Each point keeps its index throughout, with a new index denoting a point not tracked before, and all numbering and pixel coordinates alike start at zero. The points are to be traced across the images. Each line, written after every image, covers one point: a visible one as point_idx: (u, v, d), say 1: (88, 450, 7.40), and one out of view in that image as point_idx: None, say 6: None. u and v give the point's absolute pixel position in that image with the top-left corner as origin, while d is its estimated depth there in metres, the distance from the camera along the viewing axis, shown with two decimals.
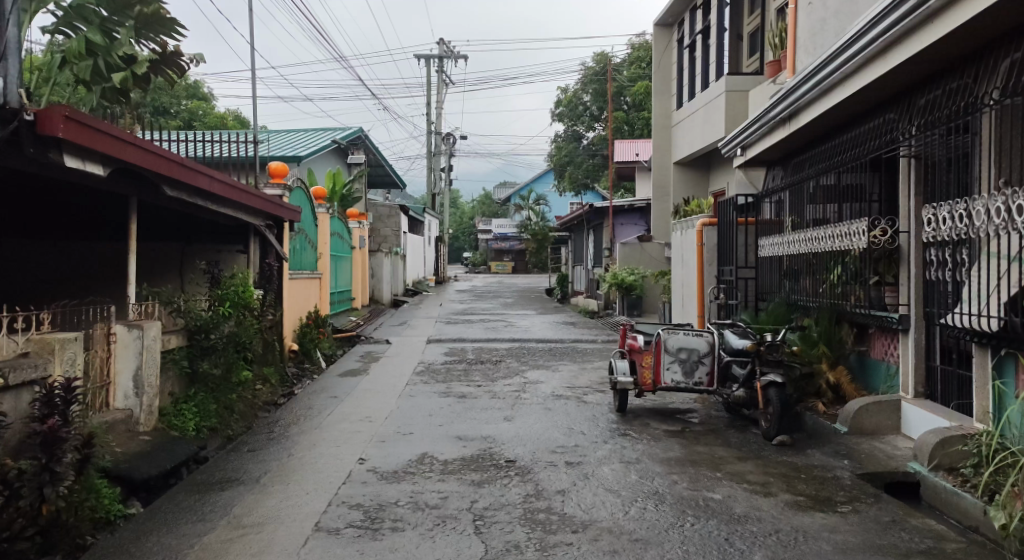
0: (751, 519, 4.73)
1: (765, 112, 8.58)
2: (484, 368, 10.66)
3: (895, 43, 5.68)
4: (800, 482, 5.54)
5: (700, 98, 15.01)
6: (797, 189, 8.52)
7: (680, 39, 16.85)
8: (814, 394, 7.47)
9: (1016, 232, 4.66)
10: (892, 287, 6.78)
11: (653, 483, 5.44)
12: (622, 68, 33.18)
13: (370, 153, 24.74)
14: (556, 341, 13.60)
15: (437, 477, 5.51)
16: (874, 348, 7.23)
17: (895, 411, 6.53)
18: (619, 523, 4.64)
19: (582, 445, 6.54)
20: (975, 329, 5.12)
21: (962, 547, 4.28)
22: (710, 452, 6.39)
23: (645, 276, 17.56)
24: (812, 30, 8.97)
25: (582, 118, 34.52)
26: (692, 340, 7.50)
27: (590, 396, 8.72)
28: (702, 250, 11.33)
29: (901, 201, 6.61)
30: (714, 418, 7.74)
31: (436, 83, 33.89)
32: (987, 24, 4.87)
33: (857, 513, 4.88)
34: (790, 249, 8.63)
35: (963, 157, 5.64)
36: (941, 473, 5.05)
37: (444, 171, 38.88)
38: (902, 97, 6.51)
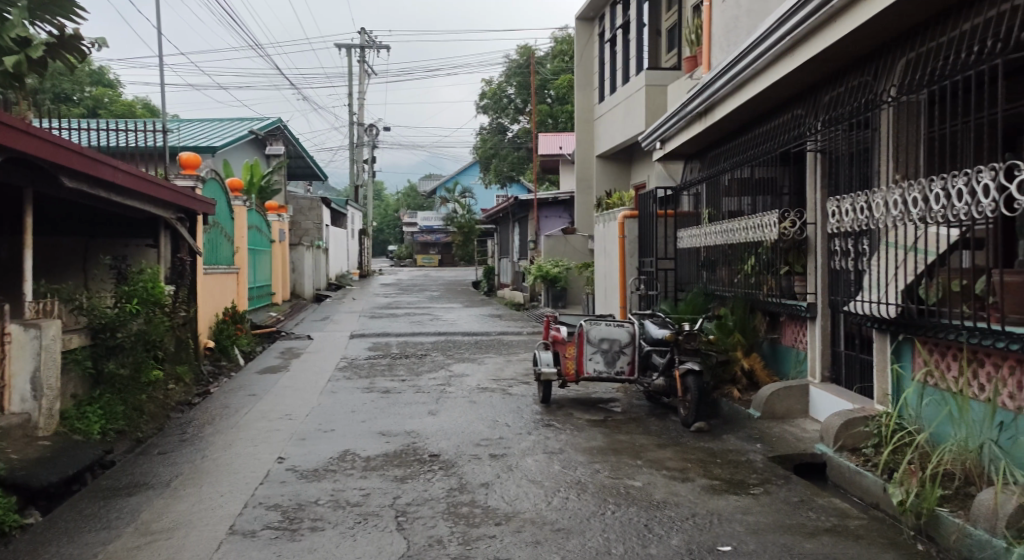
0: (669, 504, 4.86)
1: (682, 106, 8.78)
2: (409, 362, 10.62)
3: (802, 41, 5.89)
4: (716, 466, 5.72)
5: (620, 92, 15.25)
6: (713, 182, 8.74)
7: (601, 35, 17.08)
8: (729, 382, 7.70)
9: (912, 224, 4.87)
10: (801, 277, 7.04)
11: (576, 473, 5.53)
12: (545, 61, 33.56)
13: (291, 144, 24.27)
14: (483, 334, 13.63)
15: (359, 473, 5.46)
16: (786, 335, 7.50)
17: (804, 395, 6.82)
18: (542, 514, 4.69)
19: (506, 437, 6.59)
20: (874, 316, 5.33)
21: (864, 524, 4.49)
22: (631, 440, 6.52)
23: (570, 268, 17.76)
24: (726, 27, 9.23)
25: (507, 110, 34.65)
26: (614, 331, 7.62)
27: (515, 388, 8.77)
28: (624, 242, 11.54)
29: (810, 194, 6.85)
30: (635, 407, 7.89)
31: (358, 73, 33.43)
32: (885, 23, 5.05)
33: (769, 494, 5.07)
34: (708, 240, 8.86)
35: (864, 152, 5.86)
36: (845, 454, 5.28)
37: (368, 162, 38.43)
38: (810, 95, 6.75)
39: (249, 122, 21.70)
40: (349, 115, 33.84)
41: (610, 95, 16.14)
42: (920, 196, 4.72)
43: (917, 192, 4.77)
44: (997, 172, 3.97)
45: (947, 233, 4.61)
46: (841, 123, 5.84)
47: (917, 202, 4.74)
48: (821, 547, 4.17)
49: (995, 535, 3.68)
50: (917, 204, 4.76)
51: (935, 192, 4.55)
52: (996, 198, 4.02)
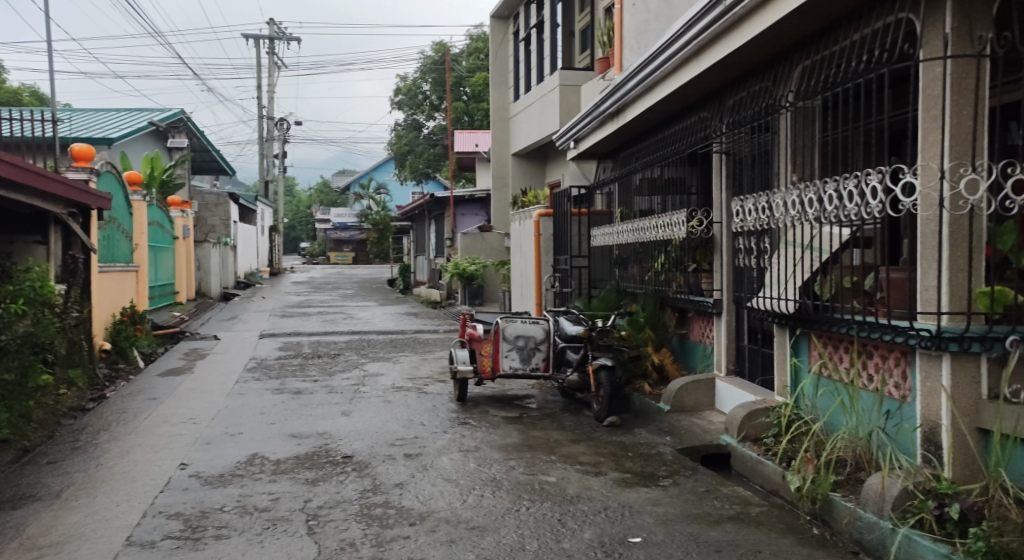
0: (582, 499, 4.95)
1: (595, 106, 8.92)
2: (322, 361, 10.44)
3: (708, 45, 6.07)
4: (628, 459, 5.87)
5: (535, 91, 15.39)
6: (625, 181, 8.91)
7: (516, 34, 17.19)
8: (640, 376, 7.90)
9: (808, 224, 5.10)
10: (707, 274, 7.30)
11: (491, 470, 5.56)
12: (460, 58, 33.54)
13: (195, 137, 23.49)
14: (398, 332, 13.54)
15: (268, 477, 5.35)
16: (693, 330, 7.72)
17: (711, 388, 7.05)
18: (457, 512, 4.71)
19: (421, 436, 6.58)
20: (774, 311, 5.55)
21: (765, 510, 4.70)
22: (546, 436, 6.61)
23: (486, 265, 17.83)
24: (636, 30, 9.46)
25: (422, 106, 34.48)
26: (529, 328, 7.69)
27: (431, 386, 8.76)
28: (539, 240, 11.65)
29: (716, 193, 7.07)
30: (550, 403, 7.99)
31: (266, 65, 32.61)
32: (782, 31, 5.25)
33: (677, 485, 5.24)
34: (620, 238, 9.06)
35: (765, 154, 6.09)
36: (748, 444, 5.50)
37: (278, 157, 37.57)
38: (716, 98, 6.97)
39: (149, 113, 20.91)
40: (257, 107, 33.00)
41: (525, 94, 16.25)
42: (815, 197, 4.94)
43: (812, 193, 4.98)
44: (885, 175, 4.20)
45: (841, 232, 4.84)
46: (744, 126, 6.05)
47: (813, 203, 4.95)
48: (725, 534, 4.33)
49: (882, 516, 3.90)
50: (813, 204, 4.96)
51: (829, 193, 4.76)
52: (883, 199, 4.25)
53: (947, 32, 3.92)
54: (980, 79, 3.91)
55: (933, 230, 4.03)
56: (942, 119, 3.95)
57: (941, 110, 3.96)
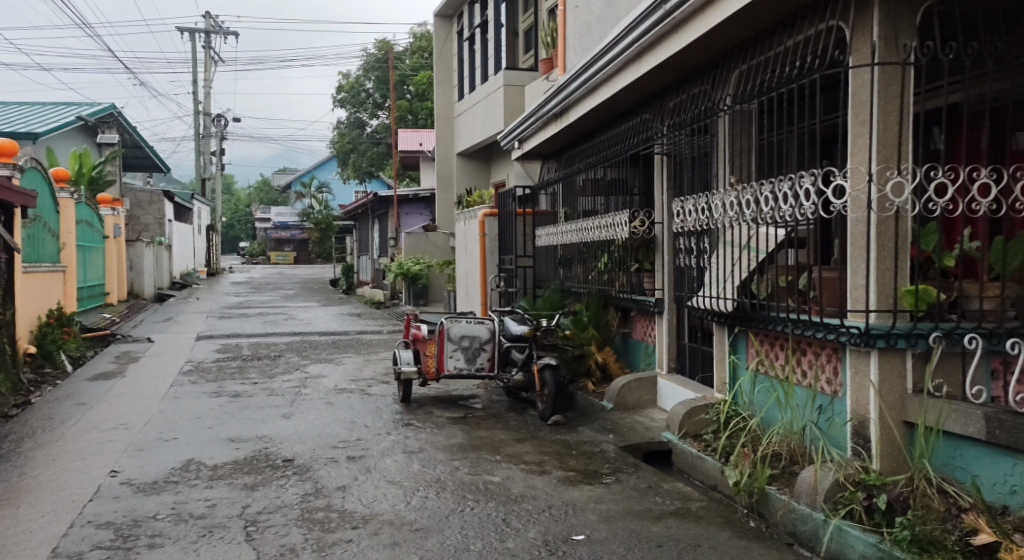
0: (526, 498, 4.98)
1: (539, 106, 8.97)
2: (261, 364, 10.25)
3: (649, 48, 6.16)
4: (571, 457, 5.93)
5: (479, 91, 15.39)
6: (569, 182, 8.98)
7: (459, 33, 17.14)
8: (584, 375, 7.98)
9: (745, 224, 5.21)
10: (649, 274, 7.41)
11: (435, 471, 5.56)
12: (404, 56, 33.32)
13: (127, 132, 22.82)
14: (340, 333, 13.38)
15: (205, 483, 5.24)
16: (636, 329, 7.83)
17: (653, 386, 7.16)
18: (401, 514, 4.69)
19: (364, 438, 6.52)
20: (714, 310, 5.66)
21: (704, 505, 4.79)
22: (490, 436, 6.62)
23: (431, 265, 17.75)
24: (580, 32, 9.53)
25: (365, 105, 34.15)
26: (473, 328, 7.64)
27: (374, 388, 8.68)
28: (484, 240, 11.64)
29: (657, 194, 7.18)
30: (495, 403, 8.00)
31: (202, 59, 31.89)
32: (719, 36, 5.36)
33: (620, 482, 5.30)
34: (564, 238, 9.13)
35: (704, 156, 6.19)
36: (688, 440, 5.60)
37: (216, 154, 36.78)
38: (657, 100, 7.07)
39: (77, 107, 20.23)
40: (193, 103, 32.24)
41: (469, 93, 16.23)
42: (752, 198, 5.04)
43: (749, 195, 5.08)
44: (817, 178, 4.32)
45: (776, 233, 4.96)
46: (684, 128, 6.16)
47: (750, 204, 5.06)
48: (666, 530, 4.40)
49: (815, 509, 4.02)
50: (750, 205, 5.07)
51: (765, 195, 4.87)
52: (815, 201, 4.37)
53: (875, 40, 4.06)
54: (904, 86, 4.06)
55: (861, 232, 4.16)
56: (869, 125, 4.09)
57: (870, 116, 4.10)
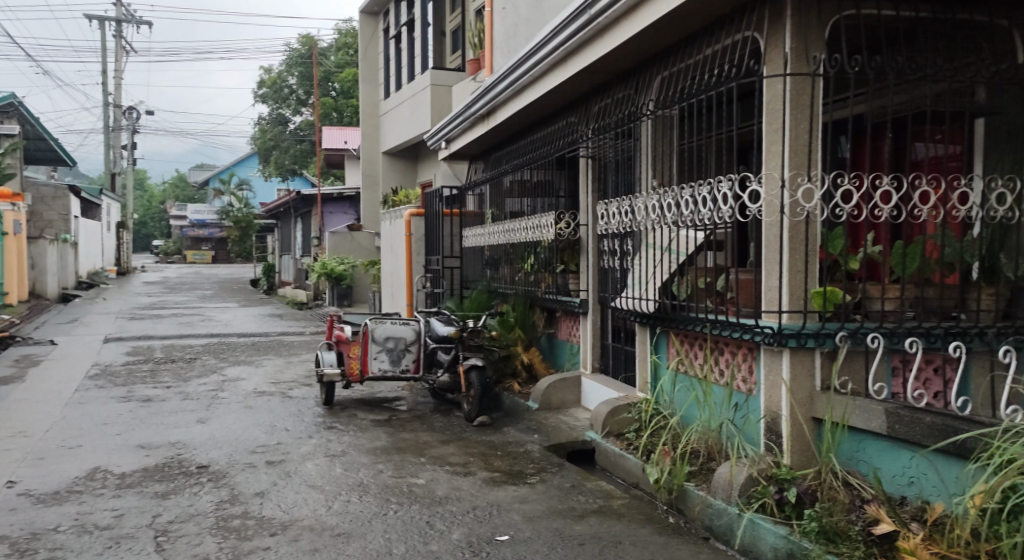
0: (451, 500, 4.96)
1: (466, 107, 8.94)
2: (175, 367, 9.92)
3: (574, 52, 6.22)
4: (496, 458, 5.93)
5: (406, 90, 15.27)
6: (496, 183, 8.99)
7: (385, 30, 16.99)
8: (510, 375, 8.01)
9: (666, 227, 5.29)
10: (574, 275, 7.49)
11: (358, 475, 5.48)
12: (328, 53, 32.88)
13: (29, 123, 21.77)
14: (260, 335, 13.06)
15: (113, 492, 5.04)
16: (561, 330, 7.89)
17: (577, 385, 7.23)
18: (321, 519, 4.61)
19: (284, 442, 6.39)
20: (636, 311, 5.73)
21: (626, 503, 4.87)
22: (415, 438, 6.57)
23: (355, 265, 17.52)
24: (506, 34, 9.56)
25: (288, 100, 33.54)
26: (399, 329, 7.57)
27: (295, 390, 8.52)
28: (410, 240, 11.52)
29: (583, 197, 7.26)
30: (420, 404, 7.94)
31: (112, 48, 30.73)
32: (642, 42, 5.44)
33: (544, 482, 5.33)
34: (491, 239, 9.14)
35: (628, 160, 6.27)
36: (611, 439, 5.67)
37: (128, 149, 35.47)
38: (583, 103, 7.15)
39: None
40: (102, 95, 31.00)
41: (396, 92, 16.08)
42: (673, 202, 5.13)
43: (671, 198, 5.17)
44: (733, 183, 4.43)
45: (696, 236, 5.08)
46: (608, 132, 6.22)
47: (671, 207, 5.15)
48: (588, 528, 4.45)
49: (730, 503, 4.13)
50: (672, 208, 5.15)
51: (686, 199, 4.97)
52: (732, 205, 4.48)
53: (787, 51, 4.19)
54: (814, 96, 4.22)
55: (775, 235, 4.29)
56: (782, 132, 4.22)
57: (782, 123, 4.23)
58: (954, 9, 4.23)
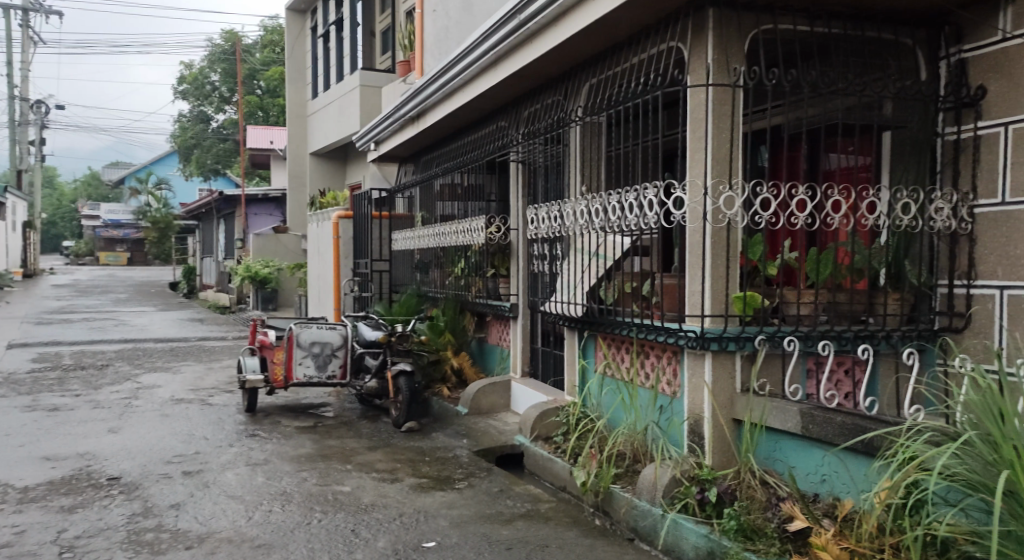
0: (377, 507, 4.88)
1: (395, 108, 8.81)
2: (85, 374, 9.51)
3: (504, 57, 6.21)
4: (425, 464, 5.87)
5: (335, 90, 15.06)
6: (426, 186, 8.92)
7: (313, 29, 16.73)
8: (440, 380, 7.95)
9: (594, 232, 5.32)
10: (505, 279, 7.47)
11: (281, 483, 5.34)
12: (253, 50, 32.20)
13: None
14: (179, 340, 12.65)
15: (14, 508, 4.78)
16: (491, 334, 7.88)
17: (506, 389, 7.22)
18: (241, 531, 4.47)
19: (202, 451, 6.18)
20: (565, 315, 5.74)
21: (554, 506, 4.88)
22: (341, 445, 6.45)
23: (280, 268, 17.18)
24: (437, 36, 9.53)
25: (210, 98, 32.69)
26: (325, 334, 7.42)
27: (215, 398, 8.27)
28: (338, 243, 11.33)
29: (512, 201, 7.26)
30: (347, 410, 7.80)
31: (19, 38, 29.37)
32: (571, 48, 5.48)
33: (472, 487, 5.30)
34: (421, 242, 9.07)
35: (557, 165, 6.29)
36: (540, 443, 5.68)
37: (37, 145, 33.94)
38: (513, 108, 7.15)
39: None
40: (8, 87, 29.59)
41: (324, 92, 15.83)
42: (600, 207, 5.17)
43: (599, 204, 5.20)
44: (659, 190, 4.49)
45: (623, 241, 5.14)
46: (538, 137, 6.23)
47: (599, 213, 5.19)
48: (516, 533, 4.44)
49: (654, 504, 4.18)
50: (600, 213, 5.18)
51: (613, 205, 5.01)
52: (657, 211, 4.54)
53: (709, 62, 4.27)
54: (735, 107, 4.31)
55: (698, 241, 4.34)
56: (705, 141, 4.30)
57: (705, 132, 4.31)
58: (864, 26, 4.41)
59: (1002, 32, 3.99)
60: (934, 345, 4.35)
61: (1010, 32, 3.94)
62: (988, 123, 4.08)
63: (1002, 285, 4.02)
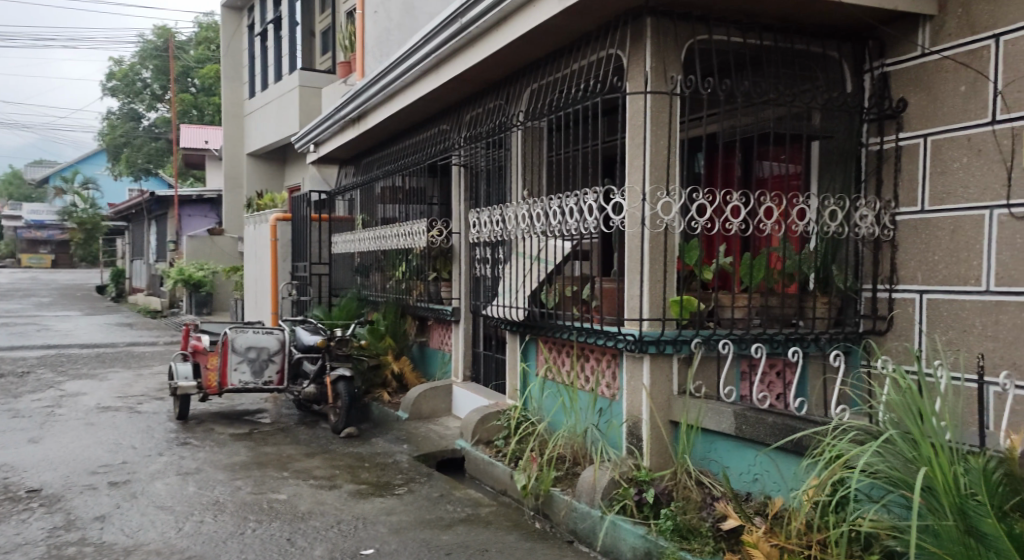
0: (314, 514, 4.82)
1: (335, 110, 8.70)
2: (4, 382, 9.14)
3: (446, 60, 6.19)
4: (364, 470, 5.81)
5: (273, 90, 14.81)
6: (367, 189, 8.83)
7: (250, 27, 16.42)
8: (380, 385, 7.87)
9: (535, 237, 5.35)
10: (447, 283, 7.46)
11: (213, 493, 5.22)
12: (188, 47, 31.46)
13: None
14: (106, 346, 12.26)
15: None
16: (433, 338, 7.85)
17: (448, 393, 7.21)
18: (171, 542, 4.36)
19: (130, 461, 6.00)
20: (507, 319, 5.74)
21: (495, 510, 4.89)
22: (278, 452, 6.34)
23: (216, 271, 16.82)
24: (378, 38, 9.47)
25: (141, 95, 31.84)
26: (262, 338, 7.26)
27: (144, 405, 8.03)
28: (276, 246, 11.14)
29: (454, 205, 7.26)
30: (284, 416, 7.68)
31: None
32: (513, 53, 5.50)
33: (412, 493, 5.27)
34: (361, 245, 8.98)
35: (499, 169, 6.31)
36: (481, 447, 5.68)
37: None
38: (455, 111, 7.14)
39: None
40: None
41: (262, 91, 15.55)
42: (542, 212, 5.21)
43: (540, 208, 5.23)
44: (599, 195, 4.54)
45: (564, 245, 5.17)
46: (480, 141, 6.24)
47: (540, 218, 5.22)
48: (456, 537, 4.43)
49: (593, 506, 4.23)
50: (541, 218, 5.21)
51: (554, 209, 5.05)
52: (597, 216, 4.60)
53: (648, 70, 4.35)
54: (672, 114, 4.40)
55: (637, 246, 4.40)
56: (643, 147, 4.37)
57: (643, 139, 4.38)
58: (792, 38, 4.55)
59: (922, 48, 4.20)
60: (858, 347, 4.51)
61: (928, 48, 4.15)
62: (909, 134, 4.27)
63: (921, 289, 4.21)
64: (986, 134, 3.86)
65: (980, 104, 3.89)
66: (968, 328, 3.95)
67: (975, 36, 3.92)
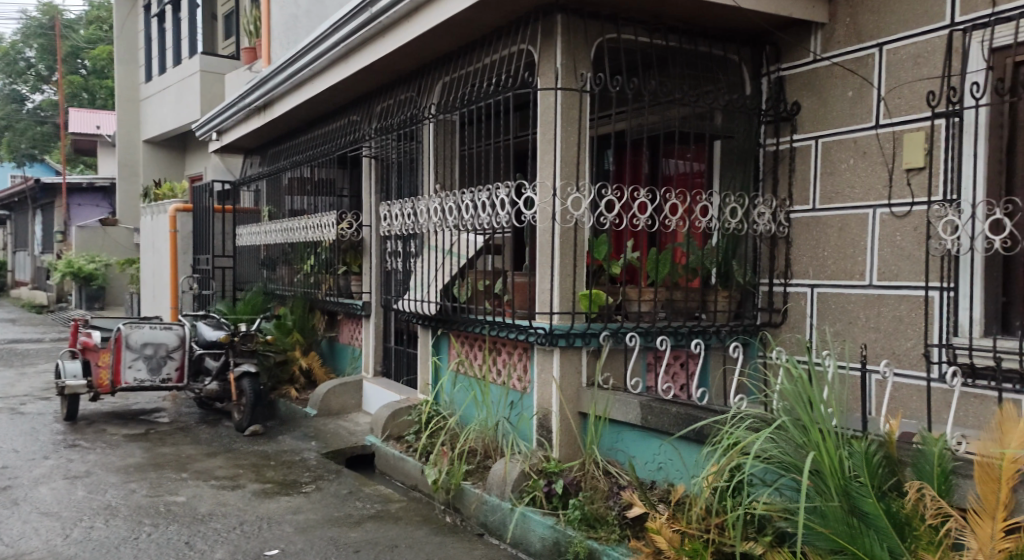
0: (215, 516, 4.67)
1: (239, 97, 8.40)
2: None
3: (356, 50, 6.08)
4: (269, 469, 5.67)
5: (172, 75, 14.21)
6: (273, 179, 8.58)
7: (147, 7, 15.68)
8: (287, 381, 7.71)
9: (448, 230, 5.33)
10: (357, 276, 7.37)
11: (105, 496, 4.99)
12: (77, 26, 29.82)
13: None
14: None
15: None
16: (343, 333, 7.75)
17: (357, 389, 7.12)
18: (57, 550, 4.14)
19: (12, 466, 5.66)
20: (418, 313, 5.68)
21: (404, 505, 4.87)
22: (176, 452, 6.12)
23: (108, 264, 16.06)
24: (285, 24, 9.21)
25: (25, 75, 30.06)
26: (159, 334, 6.96)
27: (28, 406, 7.59)
28: (175, 238, 10.71)
29: (364, 197, 7.16)
30: (183, 416, 7.40)
31: None
32: (425, 45, 5.46)
33: (319, 490, 5.19)
34: (268, 238, 8.75)
35: (411, 161, 6.25)
36: (391, 442, 5.63)
37: None
38: (366, 102, 7.02)
39: None
40: None
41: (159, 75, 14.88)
42: (454, 206, 5.19)
43: (452, 202, 5.21)
44: (511, 190, 4.56)
45: (476, 240, 5.17)
46: (391, 133, 6.16)
47: (453, 211, 5.20)
48: (364, 535, 4.38)
49: (503, 498, 4.27)
50: (454, 211, 5.19)
51: (466, 203, 5.04)
52: (509, 211, 4.62)
53: (559, 67, 4.40)
54: (582, 111, 4.47)
55: (548, 241, 4.46)
56: (554, 142, 4.42)
57: (554, 135, 4.43)
58: (697, 41, 4.68)
59: (814, 54, 4.41)
60: (755, 339, 4.71)
61: (820, 54, 4.37)
62: (802, 136, 4.48)
63: (812, 284, 4.43)
64: (871, 137, 4.10)
65: (865, 108, 4.12)
66: (855, 321, 4.19)
67: (861, 44, 4.15)
